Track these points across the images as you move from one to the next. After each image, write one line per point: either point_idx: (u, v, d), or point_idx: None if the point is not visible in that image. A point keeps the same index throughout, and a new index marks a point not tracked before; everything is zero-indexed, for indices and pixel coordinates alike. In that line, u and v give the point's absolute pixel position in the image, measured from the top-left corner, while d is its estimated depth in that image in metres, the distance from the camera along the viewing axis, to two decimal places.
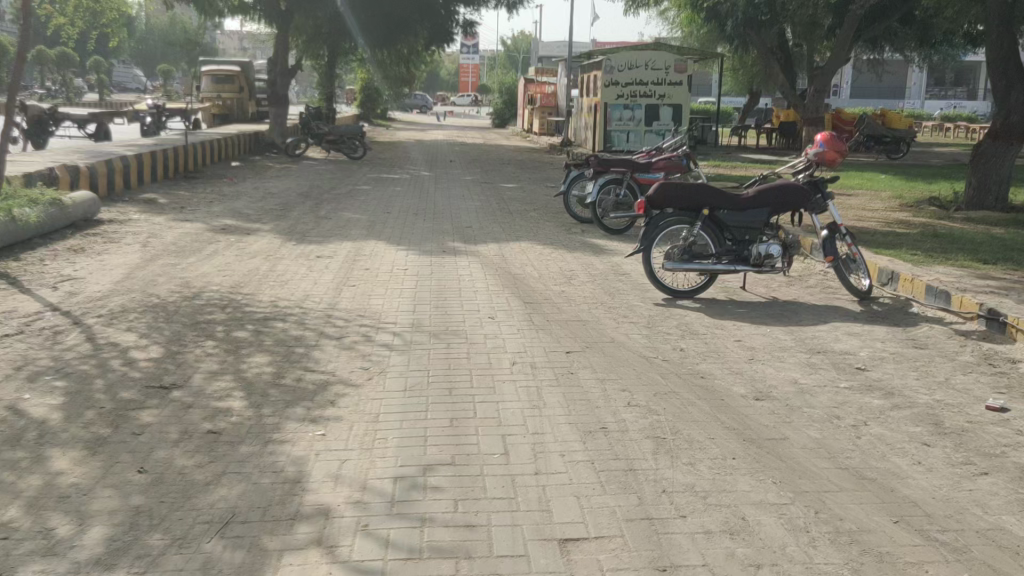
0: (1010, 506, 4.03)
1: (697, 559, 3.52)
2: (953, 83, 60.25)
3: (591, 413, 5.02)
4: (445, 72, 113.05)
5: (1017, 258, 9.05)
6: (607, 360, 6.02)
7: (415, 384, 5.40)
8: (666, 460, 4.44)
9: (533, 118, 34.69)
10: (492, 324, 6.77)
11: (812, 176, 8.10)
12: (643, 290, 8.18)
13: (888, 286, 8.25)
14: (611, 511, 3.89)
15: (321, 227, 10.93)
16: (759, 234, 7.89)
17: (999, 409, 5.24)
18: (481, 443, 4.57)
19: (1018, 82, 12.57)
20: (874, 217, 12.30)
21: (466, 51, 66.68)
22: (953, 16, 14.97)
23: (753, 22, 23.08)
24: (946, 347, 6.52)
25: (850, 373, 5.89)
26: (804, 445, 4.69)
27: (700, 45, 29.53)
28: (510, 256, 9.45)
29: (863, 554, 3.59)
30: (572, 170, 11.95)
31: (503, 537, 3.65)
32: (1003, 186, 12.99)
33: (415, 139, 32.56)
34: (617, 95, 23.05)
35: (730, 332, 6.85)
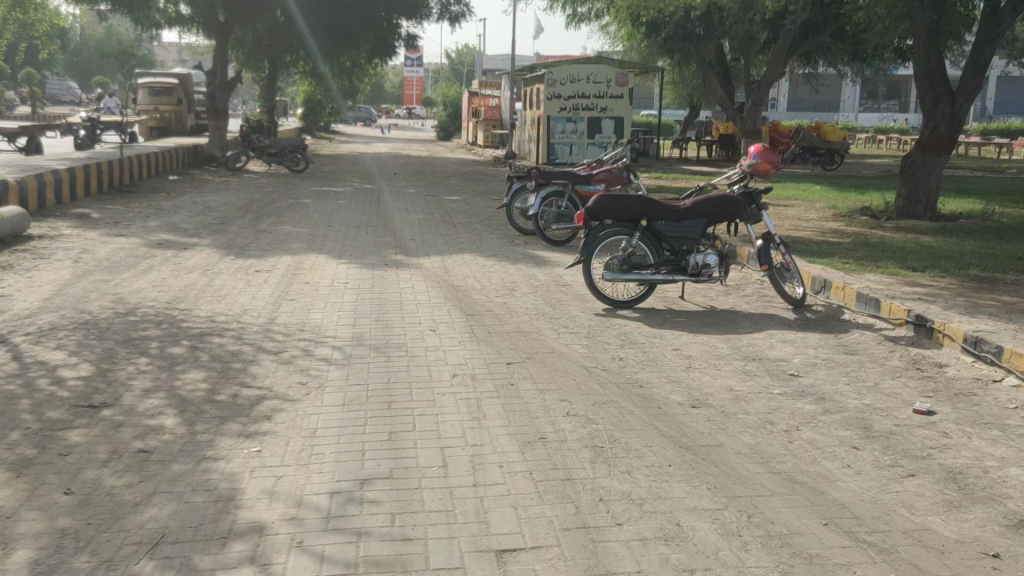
0: (936, 507, 4.16)
1: (632, 566, 3.57)
2: (886, 97, 62.14)
3: (530, 424, 5.05)
4: (389, 85, 112.93)
5: (944, 265, 9.37)
6: (547, 370, 6.07)
7: (353, 398, 5.36)
8: (603, 468, 4.49)
9: (477, 131, 34.79)
10: (433, 336, 6.77)
11: (747, 188, 8.29)
12: (584, 301, 8.27)
13: (821, 294, 8.48)
14: (548, 521, 3.92)
15: (261, 241, 10.82)
16: (696, 244, 8.03)
17: (925, 413, 5.41)
18: (419, 456, 4.57)
19: (944, 95, 13.03)
20: (810, 226, 12.62)
21: (409, 64, 66.66)
22: (881, 32, 15.48)
23: (691, 37, 23.53)
24: (876, 352, 6.71)
25: (784, 380, 6.03)
26: (737, 451, 4.78)
27: (640, 58, 29.95)
28: (451, 268, 9.47)
29: (793, 556, 3.67)
30: (514, 183, 12.00)
31: (440, 550, 3.65)
32: (932, 196, 13.41)
33: (358, 151, 32.37)
34: (560, 108, 23.28)
35: (668, 341, 6.96)
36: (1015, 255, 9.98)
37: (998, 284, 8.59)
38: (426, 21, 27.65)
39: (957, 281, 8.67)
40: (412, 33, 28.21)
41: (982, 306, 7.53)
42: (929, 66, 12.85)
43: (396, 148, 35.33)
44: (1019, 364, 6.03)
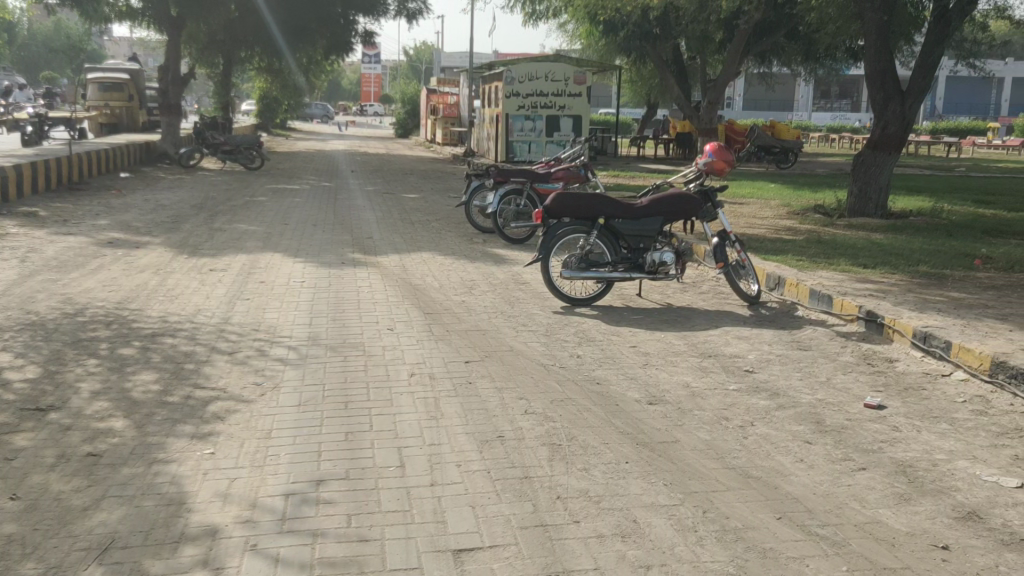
0: (887, 500, 4.24)
1: (589, 563, 3.58)
2: (839, 96, 63.41)
3: (488, 423, 5.04)
4: (347, 82, 112.17)
5: (895, 262, 9.56)
6: (505, 369, 6.06)
7: (310, 399, 5.30)
8: (561, 466, 4.50)
9: (436, 128, 34.70)
10: (390, 335, 6.74)
11: (703, 186, 8.37)
12: (542, 299, 8.29)
13: (776, 291, 8.61)
14: (506, 520, 3.92)
15: (215, 240, 10.65)
16: (653, 243, 8.08)
17: (875, 407, 5.52)
18: (376, 456, 4.54)
19: (894, 95, 13.28)
20: (765, 224, 12.80)
21: (367, 60, 66.32)
22: (832, 32, 15.74)
23: (648, 36, 23.71)
24: (829, 348, 6.83)
25: (739, 376, 6.10)
26: (694, 447, 4.82)
27: (598, 57, 30.11)
28: (409, 267, 9.42)
29: (748, 551, 3.72)
30: (473, 180, 11.99)
31: (397, 551, 3.63)
32: (882, 194, 13.66)
33: (315, 149, 32.08)
34: (518, 107, 23.29)
35: (626, 339, 7.00)
36: (962, 252, 10.22)
37: (946, 280, 8.79)
38: (383, 18, 27.44)
39: (906, 278, 8.85)
40: (369, 30, 27.99)
41: (931, 302, 7.70)
42: (879, 66, 13.09)
43: (354, 145, 35.07)
44: (966, 358, 6.17)
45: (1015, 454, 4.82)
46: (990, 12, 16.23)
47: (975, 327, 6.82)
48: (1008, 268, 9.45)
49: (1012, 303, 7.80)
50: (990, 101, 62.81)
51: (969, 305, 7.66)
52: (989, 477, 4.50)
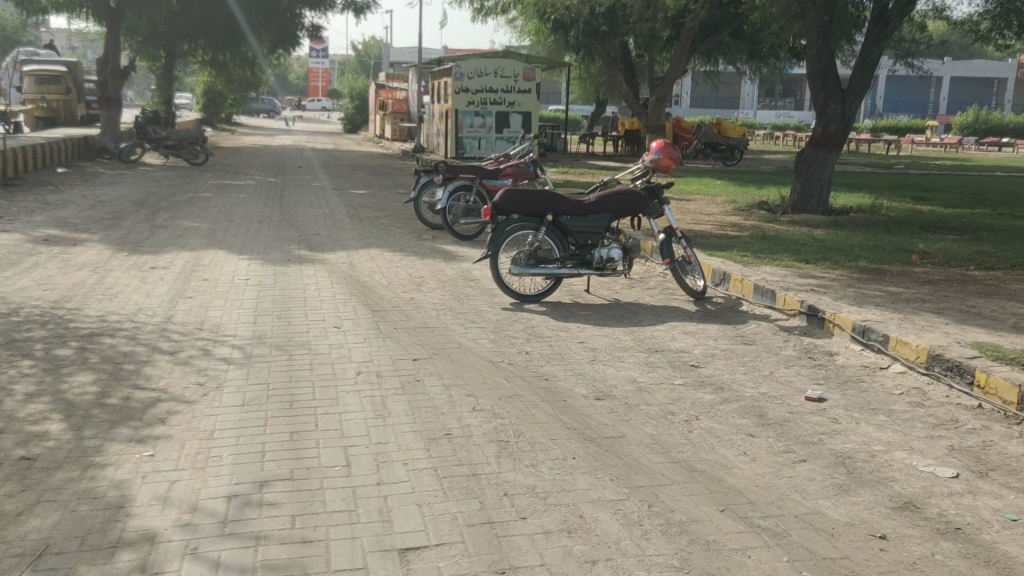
0: (826, 491, 4.34)
1: (535, 559, 3.59)
2: (783, 95, 64.73)
3: (436, 420, 5.02)
4: (294, 77, 110.92)
5: (836, 257, 9.77)
6: (454, 366, 6.04)
7: (253, 398, 5.22)
8: (508, 463, 4.51)
9: (385, 123, 34.48)
10: (337, 333, 6.66)
11: (650, 183, 8.43)
12: (492, 296, 8.29)
13: (721, 286, 8.74)
14: (452, 518, 3.91)
15: (157, 236, 10.44)
16: (601, 239, 8.14)
17: (816, 400, 5.64)
18: (322, 456, 4.49)
19: (835, 93, 13.56)
20: (710, 220, 12.96)
21: (315, 55, 65.64)
22: (775, 31, 16.03)
23: (597, 33, 23.82)
24: (771, 342, 6.96)
25: (684, 370, 6.18)
26: (640, 442, 4.87)
27: (547, 54, 30.23)
28: (357, 264, 9.33)
29: (691, 543, 3.77)
30: (422, 177, 11.93)
31: (342, 551, 3.60)
32: (824, 191, 13.89)
33: (261, 144, 31.64)
34: (467, 102, 23.22)
35: (574, 334, 7.04)
36: (900, 248, 10.49)
37: (885, 275, 9.02)
38: (330, 12, 27.11)
39: (847, 273, 9.06)
40: (317, 24, 27.66)
41: (870, 297, 7.89)
42: (820, 65, 13.36)
43: (301, 140, 34.69)
44: (903, 351, 6.33)
45: (950, 445, 4.96)
46: (926, 13, 16.68)
47: (911, 320, 7.01)
48: (943, 262, 9.73)
49: (947, 296, 8.04)
50: (928, 100, 64.53)
51: (907, 300, 7.86)
52: (925, 468, 4.63)
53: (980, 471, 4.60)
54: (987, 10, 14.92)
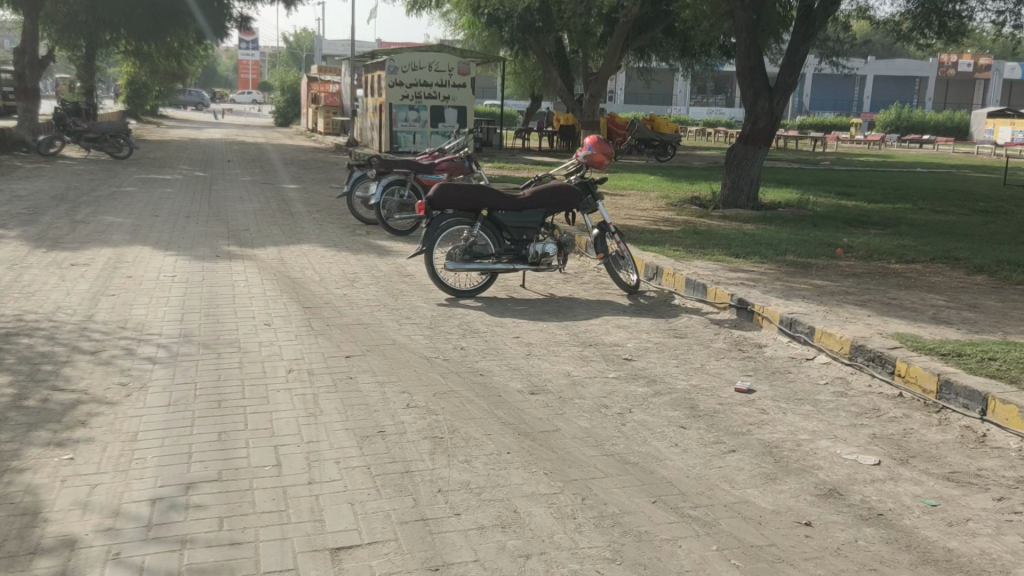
0: (754, 479, 4.43)
1: (468, 555, 3.58)
2: (714, 92, 65.95)
3: (369, 417, 4.97)
4: (222, 69, 108.69)
5: (765, 251, 9.99)
6: (387, 363, 5.99)
7: (180, 398, 5.09)
8: (442, 459, 4.49)
9: (318, 117, 33.98)
10: (268, 331, 6.52)
11: (583, 179, 8.44)
12: (426, 291, 8.24)
13: (654, 280, 8.86)
14: (386, 515, 3.87)
15: (76, 233, 10.07)
16: (535, 234, 8.16)
17: (745, 391, 5.75)
18: (251, 456, 4.40)
19: (763, 91, 13.85)
20: (643, 216, 13.11)
21: (245, 46, 64.33)
22: (706, 28, 16.29)
23: (531, 28, 23.88)
24: (702, 335, 7.07)
25: (618, 364, 6.24)
26: (574, 435, 4.89)
27: (483, 49, 30.21)
28: (289, 259, 9.18)
29: (625, 535, 3.80)
30: (355, 171, 11.81)
31: (271, 552, 3.54)
32: (753, 186, 14.18)
33: (189, 138, 30.89)
34: (401, 96, 23.05)
35: (509, 330, 7.05)
36: (825, 242, 10.77)
37: (811, 268, 9.26)
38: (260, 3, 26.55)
39: (776, 267, 9.27)
40: (246, 16, 27.07)
41: (796, 290, 8.08)
42: (749, 63, 13.62)
43: (232, 134, 33.94)
44: (827, 342, 6.51)
45: (871, 433, 5.11)
46: (850, 13, 17.17)
47: (836, 313, 7.21)
48: (866, 256, 10.03)
49: (870, 289, 8.29)
50: (853, 98, 66.52)
51: (832, 292, 8.08)
52: (849, 455, 4.76)
53: (901, 458, 4.75)
54: (907, 10, 15.44)
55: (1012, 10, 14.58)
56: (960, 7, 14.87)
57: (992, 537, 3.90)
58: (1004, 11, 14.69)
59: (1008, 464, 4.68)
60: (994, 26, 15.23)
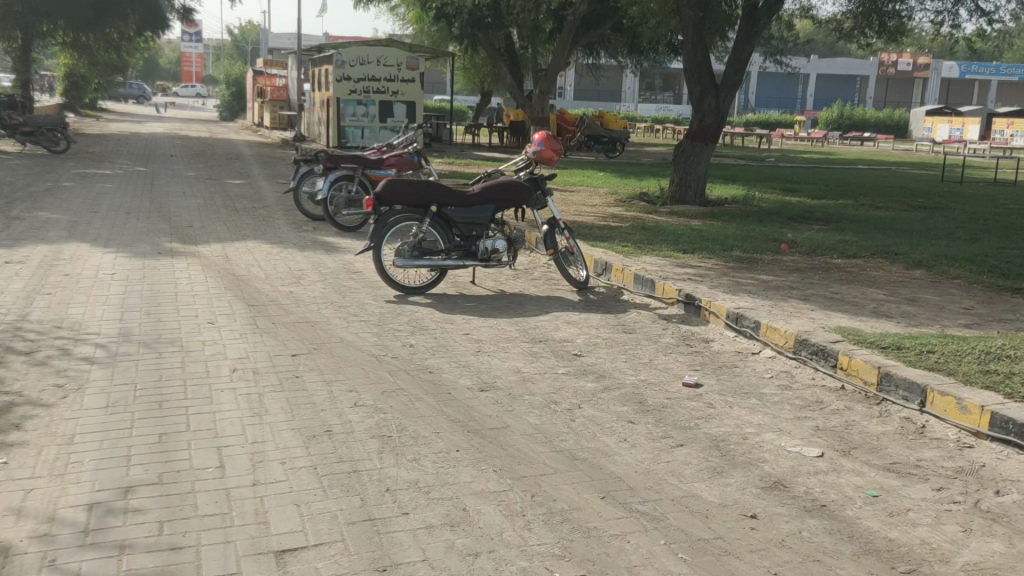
0: (701, 473, 4.47)
1: (416, 555, 3.55)
2: (662, 89, 66.69)
3: (315, 417, 4.90)
4: (165, 61, 106.53)
5: (711, 246, 10.11)
6: (334, 361, 5.91)
7: (119, 399, 4.97)
8: (390, 459, 4.43)
9: (264, 111, 33.48)
10: (211, 329, 6.40)
11: (533, 175, 8.41)
12: (375, 288, 8.15)
13: (603, 276, 8.90)
14: (332, 516, 3.82)
15: (10, 229, 9.74)
16: (485, 230, 8.13)
17: (692, 385, 5.81)
18: (193, 458, 4.30)
19: (710, 88, 14.02)
20: (592, 212, 13.17)
21: (187, 37, 62.98)
22: (653, 25, 16.43)
23: (480, 24, 23.82)
24: (651, 330, 7.12)
25: (567, 360, 6.25)
26: (523, 432, 4.89)
27: (432, 44, 30.04)
28: (233, 256, 9.00)
29: (573, 531, 3.81)
30: (302, 166, 11.65)
31: (213, 556, 3.46)
32: (700, 182, 14.33)
33: (129, 131, 30.17)
34: (349, 91, 22.78)
35: (459, 326, 7.00)
36: (770, 237, 10.94)
37: (757, 264, 9.39)
38: None
39: (722, 262, 9.37)
40: (188, 8, 26.60)
41: (742, 285, 8.19)
42: (695, 60, 13.78)
43: (175, 128, 33.23)
44: (773, 336, 6.61)
45: (815, 425, 5.20)
46: (794, 12, 17.46)
47: (780, 307, 7.33)
48: (810, 251, 10.22)
49: (813, 284, 8.44)
50: (797, 96, 67.80)
51: (777, 287, 8.22)
52: (793, 448, 4.84)
53: (843, 449, 4.84)
54: (849, 9, 15.77)
55: (949, 10, 14.99)
56: (900, 7, 15.24)
57: (932, 527, 3.99)
58: (942, 12, 15.09)
59: (946, 454, 4.81)
60: (932, 26, 15.62)
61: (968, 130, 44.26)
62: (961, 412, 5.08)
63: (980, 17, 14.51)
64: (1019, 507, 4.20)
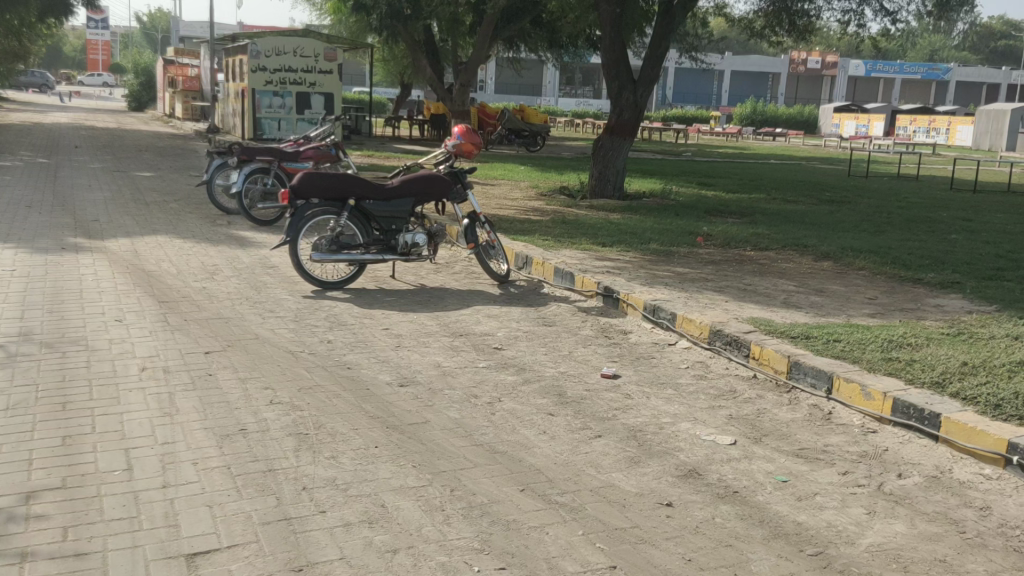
0: (619, 464, 4.53)
1: (334, 553, 3.50)
2: (581, 84, 67.42)
3: (229, 416, 4.78)
4: (68, 48, 102.06)
5: (630, 240, 10.25)
6: (249, 358, 5.78)
7: (17, 401, 4.76)
8: (308, 457, 4.36)
9: (176, 101, 32.47)
10: (119, 327, 6.18)
11: (453, 168, 8.38)
12: (292, 283, 8.00)
13: (524, 270, 8.94)
14: (246, 517, 3.73)
15: None
16: (405, 224, 8.05)
17: (611, 376, 5.89)
18: (99, 460, 4.15)
19: (627, 83, 14.22)
20: (513, 205, 13.21)
21: (92, 23, 60.64)
22: (573, 19, 16.56)
23: (399, 16, 23.58)
24: (571, 323, 7.19)
25: (488, 353, 6.25)
26: (443, 427, 4.87)
27: (350, 36, 29.63)
28: (142, 252, 8.70)
29: (492, 524, 3.81)
30: (215, 159, 11.34)
31: (121, 561, 3.35)
32: (619, 176, 14.51)
33: (32, 122, 28.91)
34: (265, 82, 22.40)
35: (378, 321, 6.94)
36: (687, 230, 11.18)
37: (673, 256, 9.57)
38: None
39: (640, 255, 9.52)
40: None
41: (659, 278, 8.33)
42: (613, 56, 13.95)
43: (80, 118, 31.92)
44: (688, 328, 6.74)
45: (729, 414, 5.33)
46: (708, 10, 17.85)
47: (696, 299, 7.48)
48: (724, 244, 10.49)
49: (728, 275, 8.65)
50: (712, 92, 69.36)
51: (693, 279, 8.39)
52: (708, 437, 4.95)
53: (755, 437, 4.97)
54: (760, 8, 16.21)
55: (855, 10, 15.55)
56: (808, 7, 15.71)
57: (838, 510, 4.14)
58: (848, 12, 15.65)
59: (852, 440, 4.99)
60: (839, 25, 16.17)
61: (873, 127, 46.17)
62: (865, 399, 5.29)
63: (884, 17, 15.09)
64: (919, 489, 4.39)
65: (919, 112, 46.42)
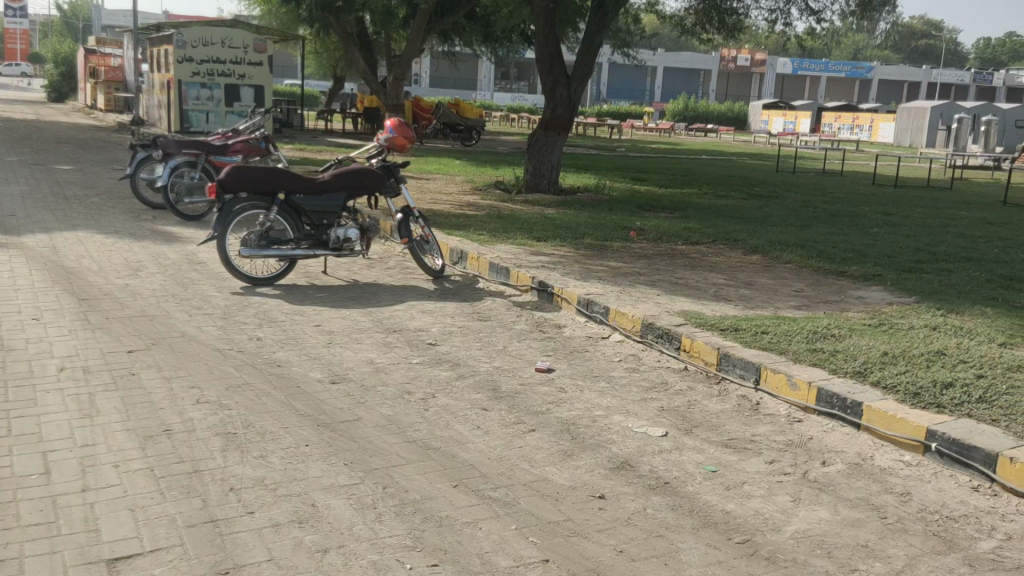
0: (552, 458, 4.54)
1: (262, 555, 3.42)
2: (516, 79, 67.58)
3: (154, 416, 4.64)
4: None
5: (563, 235, 10.29)
6: (175, 356, 5.62)
7: None
8: (236, 457, 4.26)
9: (99, 92, 31.41)
10: (36, 326, 5.94)
11: (385, 162, 8.27)
12: (221, 280, 7.81)
13: (459, 265, 8.90)
14: (170, 520, 3.62)
15: None
16: (337, 219, 7.93)
17: (545, 370, 5.91)
18: (14, 464, 3.99)
19: (561, 79, 14.27)
20: (448, 200, 13.14)
21: (8, 13, 58.29)
22: (506, 13, 16.56)
23: (330, 7, 23.24)
24: (505, 318, 7.18)
25: (422, 349, 6.21)
26: (375, 424, 4.81)
27: (281, 27, 29.09)
28: (61, 248, 8.38)
29: (425, 521, 3.78)
30: (139, 152, 11.01)
31: (37, 568, 3.22)
32: (554, 171, 14.53)
33: None
34: (192, 73, 21.75)
35: (309, 317, 6.83)
36: (620, 225, 11.28)
37: (606, 251, 9.64)
38: None
39: (574, 249, 9.58)
40: None
41: (593, 272, 8.38)
42: (547, 51, 13.98)
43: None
44: (621, 321, 6.80)
45: (661, 406, 5.39)
46: (640, 7, 18.06)
47: (629, 292, 7.55)
48: (657, 238, 10.62)
49: (660, 269, 8.76)
50: (645, 88, 70.27)
51: (626, 273, 8.47)
52: (640, 429, 5.00)
53: (685, 428, 5.04)
54: (691, 5, 16.46)
55: (782, 9, 15.92)
56: (737, 6, 16.01)
57: (765, 498, 4.22)
58: (774, 11, 16.01)
59: (778, 429, 5.10)
60: (767, 24, 16.50)
61: (800, 124, 47.45)
62: (792, 389, 5.40)
63: (809, 15, 15.46)
64: (843, 476, 4.51)
65: (843, 109, 47.99)
